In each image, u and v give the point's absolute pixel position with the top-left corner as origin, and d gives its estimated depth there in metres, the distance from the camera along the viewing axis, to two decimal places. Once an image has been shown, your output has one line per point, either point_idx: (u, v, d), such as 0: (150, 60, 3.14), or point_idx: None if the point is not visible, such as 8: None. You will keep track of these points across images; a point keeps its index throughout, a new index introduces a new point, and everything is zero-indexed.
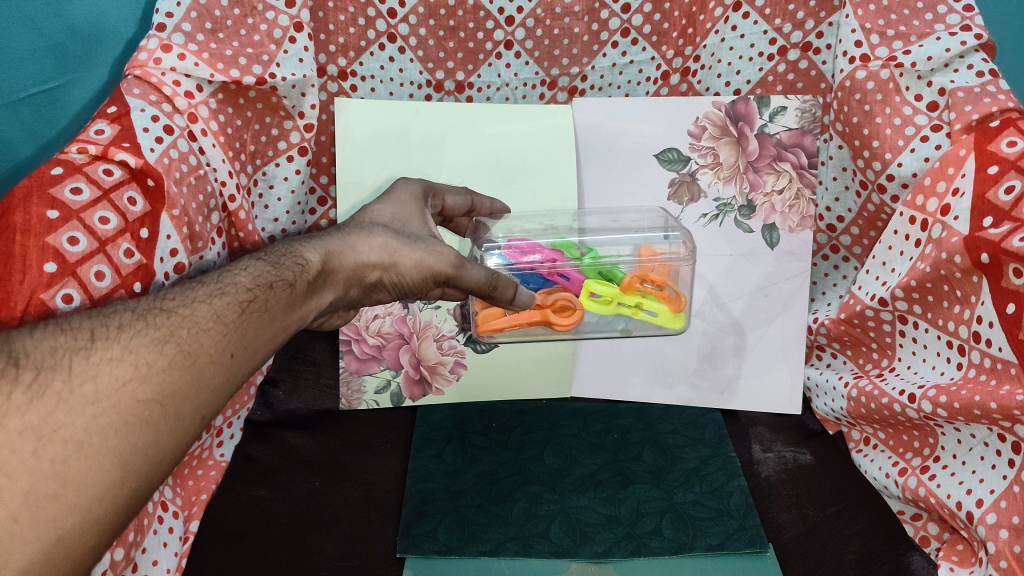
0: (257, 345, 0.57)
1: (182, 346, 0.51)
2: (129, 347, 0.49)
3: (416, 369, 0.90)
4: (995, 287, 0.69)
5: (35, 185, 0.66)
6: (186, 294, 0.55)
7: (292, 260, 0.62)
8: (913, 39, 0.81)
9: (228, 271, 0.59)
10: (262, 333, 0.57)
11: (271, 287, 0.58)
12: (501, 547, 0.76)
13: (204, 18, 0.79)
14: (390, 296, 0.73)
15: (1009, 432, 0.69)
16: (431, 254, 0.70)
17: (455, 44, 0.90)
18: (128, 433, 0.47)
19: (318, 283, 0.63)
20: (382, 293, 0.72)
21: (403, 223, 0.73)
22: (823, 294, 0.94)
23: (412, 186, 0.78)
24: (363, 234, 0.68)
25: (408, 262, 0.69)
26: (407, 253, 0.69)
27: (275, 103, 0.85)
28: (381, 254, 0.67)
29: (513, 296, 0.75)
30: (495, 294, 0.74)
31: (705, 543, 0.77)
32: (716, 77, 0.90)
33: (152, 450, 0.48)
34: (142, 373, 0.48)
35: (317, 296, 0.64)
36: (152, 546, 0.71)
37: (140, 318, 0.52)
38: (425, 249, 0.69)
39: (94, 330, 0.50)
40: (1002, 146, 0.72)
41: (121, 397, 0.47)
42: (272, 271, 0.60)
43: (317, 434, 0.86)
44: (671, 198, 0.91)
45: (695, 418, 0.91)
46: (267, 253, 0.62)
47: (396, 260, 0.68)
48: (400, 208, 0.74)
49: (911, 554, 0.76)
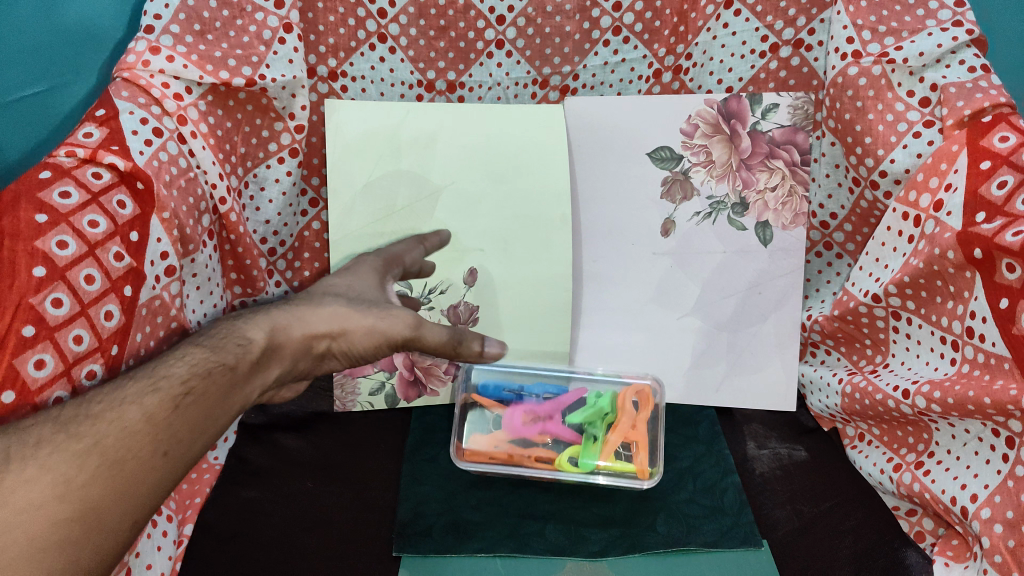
0: (191, 440, 0.57)
1: (105, 457, 0.51)
2: (47, 465, 0.49)
3: (410, 371, 0.90)
4: (988, 282, 0.68)
5: (24, 189, 0.65)
6: (114, 397, 0.55)
7: (234, 342, 0.63)
8: (903, 35, 0.81)
9: (165, 362, 0.60)
10: (199, 427, 0.58)
11: (209, 374, 0.59)
12: (497, 545, 0.76)
13: (192, 20, 0.78)
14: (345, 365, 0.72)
15: (1003, 427, 0.68)
16: (385, 319, 0.69)
17: (445, 45, 0.90)
18: (42, 559, 0.47)
19: (262, 361, 0.64)
20: (333, 362, 0.71)
21: (353, 290, 0.74)
22: (817, 291, 0.95)
23: (369, 262, 0.80)
24: (313, 305, 0.69)
25: (360, 329, 0.68)
26: (357, 321, 0.68)
27: (266, 104, 0.84)
28: (329, 323, 0.68)
29: (483, 351, 0.73)
30: (459, 352, 0.73)
31: (700, 540, 0.77)
32: (707, 75, 0.91)
33: (72, 569, 0.48)
34: (61, 491, 0.48)
35: (262, 373, 0.65)
36: (147, 550, 0.69)
37: (62, 431, 0.52)
38: (378, 315, 0.69)
39: (11, 447, 0.50)
40: (994, 141, 0.71)
41: (36, 522, 0.47)
42: (212, 356, 0.61)
43: (311, 436, 0.86)
44: (664, 197, 0.90)
45: (688, 416, 0.91)
46: (208, 336, 0.64)
47: (345, 328, 0.68)
48: (358, 278, 0.76)
49: (906, 549, 0.76)
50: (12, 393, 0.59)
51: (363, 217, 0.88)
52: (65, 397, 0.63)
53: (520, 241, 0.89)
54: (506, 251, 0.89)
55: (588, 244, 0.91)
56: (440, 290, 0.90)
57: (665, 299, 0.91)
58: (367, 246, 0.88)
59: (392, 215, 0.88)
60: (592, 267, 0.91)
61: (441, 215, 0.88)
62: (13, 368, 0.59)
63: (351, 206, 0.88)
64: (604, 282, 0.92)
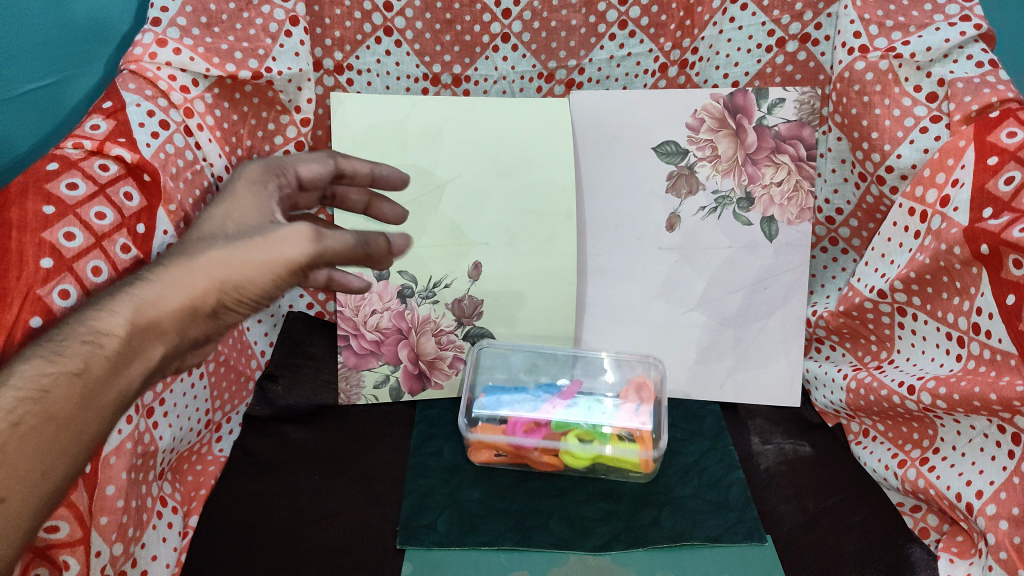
0: (47, 470, 0.50)
1: None
2: None
3: (414, 364, 0.91)
4: (995, 278, 0.68)
5: (31, 180, 0.64)
6: None
7: (80, 345, 0.52)
8: (912, 29, 0.81)
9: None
10: (53, 454, 0.50)
11: (53, 390, 0.50)
12: (500, 538, 0.75)
13: (199, 12, 0.79)
14: (229, 322, 0.60)
15: (1009, 423, 0.68)
16: (274, 245, 0.56)
17: (451, 38, 0.90)
18: None
19: (127, 352, 0.54)
20: (224, 317, 0.58)
21: (229, 224, 0.60)
22: (822, 286, 0.95)
23: (250, 175, 0.65)
24: (184, 262, 0.56)
25: (244, 270, 0.56)
26: (239, 258, 0.56)
27: (271, 97, 0.85)
28: (207, 277, 0.55)
29: (388, 244, 0.63)
30: (369, 253, 0.62)
31: (704, 534, 0.76)
32: (715, 69, 0.91)
33: None
34: None
35: (127, 365, 0.54)
36: (152, 541, 0.70)
37: None
38: (263, 243, 0.56)
39: None
40: (1001, 136, 0.71)
41: None
42: (53, 366, 0.50)
43: (316, 428, 0.87)
44: (669, 191, 0.90)
45: (692, 411, 0.92)
46: (49, 338, 0.52)
47: (226, 275, 0.55)
48: (235, 203, 0.62)
49: (911, 546, 0.74)
50: None
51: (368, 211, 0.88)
52: None
53: (524, 235, 0.89)
54: (511, 245, 0.89)
55: (592, 239, 0.91)
56: (444, 284, 0.90)
57: (669, 294, 0.91)
58: (372, 240, 0.88)
59: None
60: (597, 261, 0.91)
61: (445, 209, 0.89)
62: None
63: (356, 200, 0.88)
64: (608, 276, 0.92)
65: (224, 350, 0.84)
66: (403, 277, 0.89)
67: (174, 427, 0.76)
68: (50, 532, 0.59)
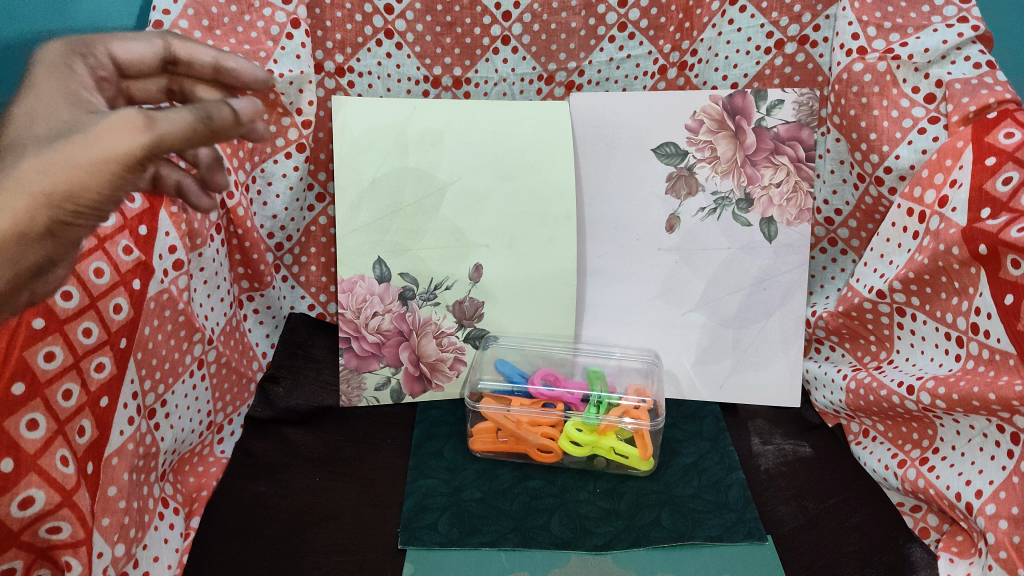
0: None
1: None
2: None
3: (416, 366, 0.91)
4: (994, 278, 0.68)
5: None
6: None
7: None
8: (909, 31, 0.81)
9: None
10: None
11: None
12: (502, 539, 0.75)
13: (201, 15, 0.79)
14: (58, 250, 0.41)
15: (1008, 423, 0.68)
16: (92, 141, 0.40)
17: (451, 40, 0.90)
18: None
19: None
20: (51, 246, 0.41)
21: (21, 126, 0.41)
22: (821, 287, 0.96)
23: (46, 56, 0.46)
24: None
25: (57, 179, 0.39)
26: (35, 170, 0.39)
27: (273, 99, 0.85)
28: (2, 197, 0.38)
29: (238, 114, 0.43)
30: (215, 131, 0.43)
31: (704, 534, 0.76)
32: (713, 71, 0.91)
33: None
34: None
35: None
36: (153, 542, 0.70)
37: None
38: (79, 140, 0.40)
39: None
40: (998, 137, 0.71)
41: None
42: None
43: (318, 430, 0.87)
44: (669, 192, 0.91)
45: (693, 411, 0.92)
46: None
47: (38, 189, 0.38)
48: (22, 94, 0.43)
49: (911, 545, 0.73)
50: (23, 384, 0.57)
51: (369, 213, 0.88)
52: (76, 389, 0.61)
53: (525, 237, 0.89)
54: (511, 247, 0.89)
55: (592, 240, 0.92)
56: (445, 286, 0.90)
57: (669, 295, 0.92)
58: (373, 241, 0.89)
59: (398, 211, 0.89)
60: (597, 263, 0.92)
61: (446, 211, 0.89)
62: (23, 361, 0.57)
63: (357, 203, 0.88)
64: (608, 277, 0.92)
65: (228, 351, 0.86)
66: (404, 279, 0.90)
67: (176, 428, 0.76)
68: (52, 533, 0.57)
